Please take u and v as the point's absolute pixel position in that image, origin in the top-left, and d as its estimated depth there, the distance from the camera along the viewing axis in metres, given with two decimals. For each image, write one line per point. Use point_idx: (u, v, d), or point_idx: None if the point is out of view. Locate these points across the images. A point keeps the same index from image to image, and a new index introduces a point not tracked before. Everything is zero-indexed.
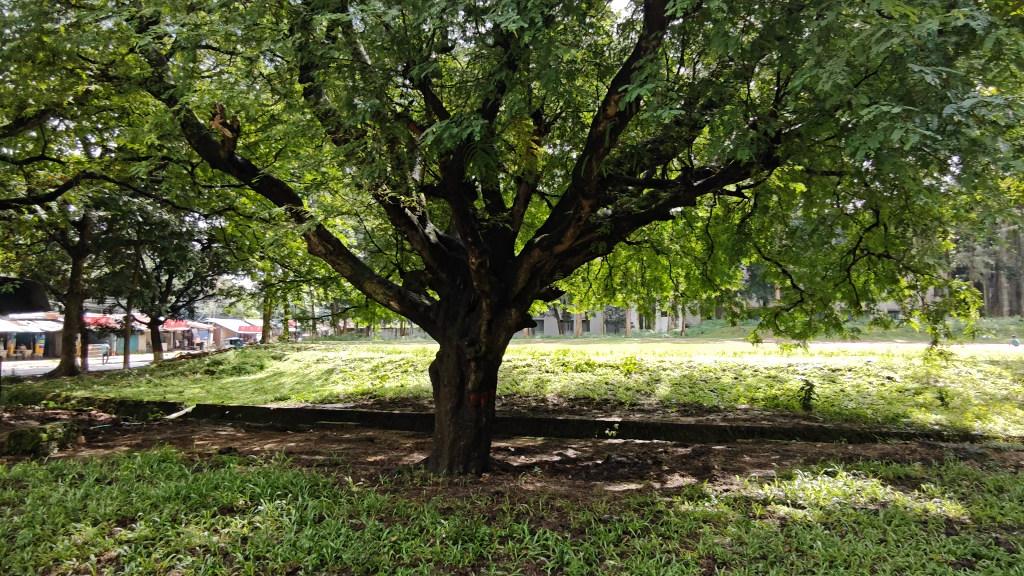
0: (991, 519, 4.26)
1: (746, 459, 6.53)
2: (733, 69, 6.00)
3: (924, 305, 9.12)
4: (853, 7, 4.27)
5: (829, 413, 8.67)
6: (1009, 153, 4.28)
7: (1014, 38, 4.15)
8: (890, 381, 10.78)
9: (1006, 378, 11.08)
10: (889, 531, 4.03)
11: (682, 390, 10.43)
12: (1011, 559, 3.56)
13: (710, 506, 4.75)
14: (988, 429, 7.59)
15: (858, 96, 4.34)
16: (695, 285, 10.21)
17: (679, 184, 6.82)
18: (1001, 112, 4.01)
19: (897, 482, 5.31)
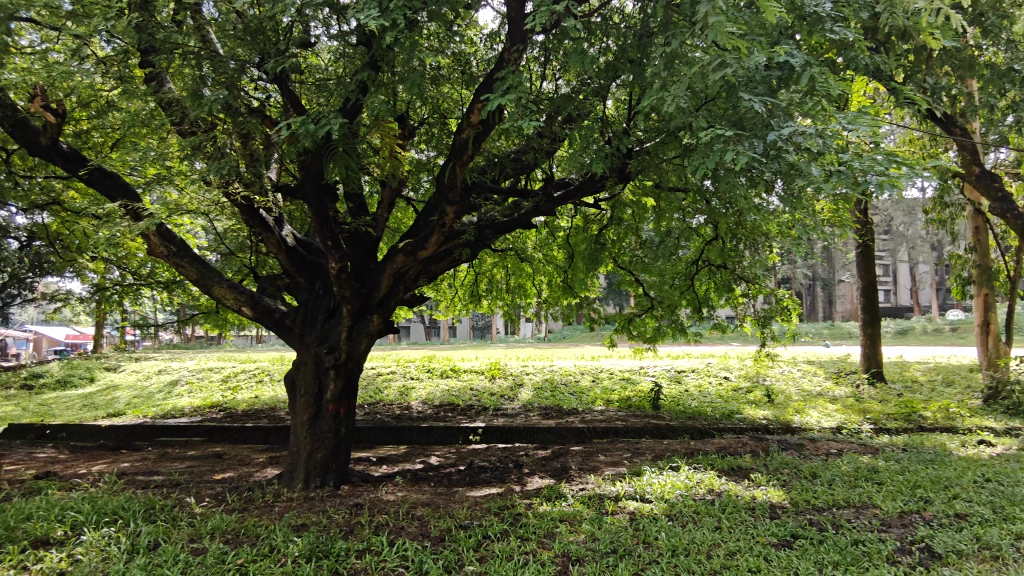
0: (807, 502, 4.78)
1: (601, 458, 6.86)
2: (591, 86, 6.33)
3: (755, 312, 10.09)
4: (694, 38, 4.67)
5: (675, 412, 9.34)
6: (821, 178, 4.87)
7: (823, 76, 4.75)
8: (727, 381, 11.83)
9: (820, 376, 12.58)
10: (723, 519, 4.39)
11: (544, 394, 10.74)
12: (821, 537, 4.02)
13: (566, 506, 4.92)
14: (805, 422, 8.57)
15: (698, 120, 4.74)
16: (556, 292, 10.58)
17: (540, 194, 7.05)
18: (813, 141, 4.57)
19: (731, 473, 5.83)
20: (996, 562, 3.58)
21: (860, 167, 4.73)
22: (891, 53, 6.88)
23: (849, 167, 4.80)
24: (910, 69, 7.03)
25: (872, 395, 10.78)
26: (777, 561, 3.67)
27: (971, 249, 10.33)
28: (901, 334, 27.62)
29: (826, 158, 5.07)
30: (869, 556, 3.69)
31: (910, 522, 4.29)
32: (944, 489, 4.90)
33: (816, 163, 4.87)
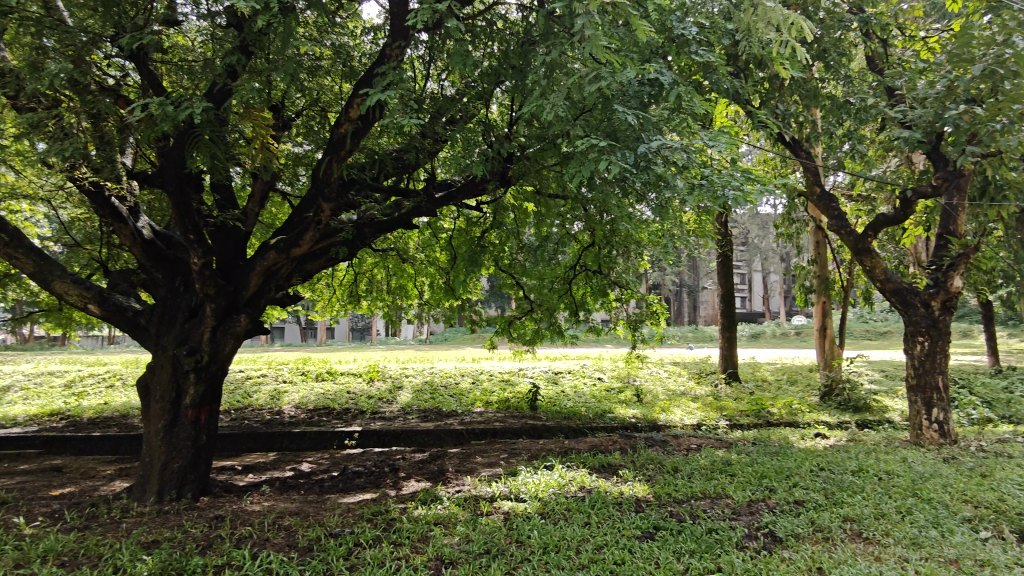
0: (668, 495, 5.08)
1: (478, 459, 6.89)
2: (474, 89, 6.36)
3: (627, 316, 10.58)
4: (573, 50, 4.83)
5: (551, 412, 9.60)
6: (685, 191, 5.21)
7: (688, 96, 5.09)
8: (600, 381, 12.34)
9: (684, 376, 13.45)
10: (592, 514, 4.56)
11: (423, 396, 10.64)
12: (680, 527, 4.27)
13: (441, 509, 4.88)
14: (669, 420, 9.12)
15: (575, 130, 4.92)
16: (438, 293, 10.52)
17: (422, 195, 6.97)
18: (679, 155, 4.88)
19: (600, 470, 6.07)
20: (826, 542, 3.99)
21: (720, 182, 5.13)
22: (750, 80, 7.50)
23: (710, 182, 5.19)
24: (765, 96, 7.69)
25: (728, 394, 11.66)
26: (639, 553, 3.86)
27: (813, 262, 11.50)
28: (754, 337, 30.16)
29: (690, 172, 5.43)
30: (722, 543, 3.98)
31: (757, 509, 4.67)
32: (786, 478, 5.40)
33: (682, 177, 5.22)
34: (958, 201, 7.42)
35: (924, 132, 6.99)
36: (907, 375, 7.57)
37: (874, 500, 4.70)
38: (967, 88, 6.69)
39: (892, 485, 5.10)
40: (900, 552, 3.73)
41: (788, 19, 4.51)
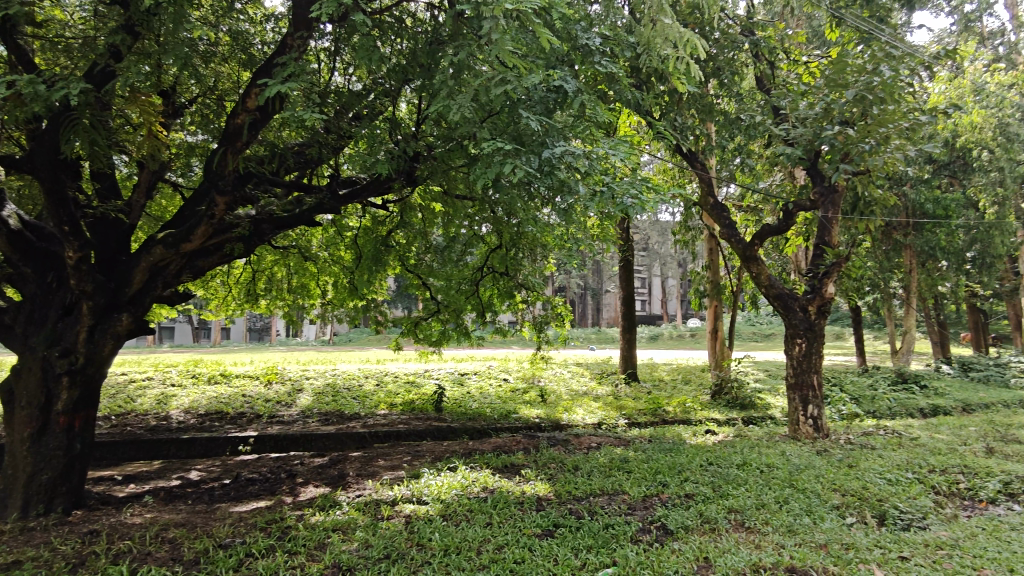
0: (568, 493, 5.20)
1: (380, 462, 6.76)
2: (380, 86, 6.25)
3: (533, 317, 10.73)
4: (481, 53, 4.86)
5: (456, 414, 9.57)
6: (587, 197, 5.37)
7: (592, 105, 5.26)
8: (506, 382, 12.43)
9: (587, 376, 13.82)
10: (494, 514, 4.59)
11: (324, 399, 10.31)
12: (578, 524, 4.38)
13: (340, 514, 4.75)
14: (572, 419, 9.34)
15: (482, 132, 4.96)
16: (342, 293, 10.23)
17: (325, 191, 6.78)
18: (581, 161, 5.02)
19: (504, 470, 6.13)
20: (713, 533, 4.23)
21: (619, 189, 5.33)
22: (651, 92, 7.82)
23: (610, 189, 5.38)
24: (664, 108, 8.04)
25: (628, 393, 12.07)
26: (539, 551, 3.92)
27: (706, 267, 12.15)
28: (653, 339, 31.46)
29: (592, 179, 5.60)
30: (617, 537, 4.11)
31: (651, 504, 4.88)
32: (678, 473, 5.67)
33: (584, 183, 5.38)
34: (833, 215, 8.08)
35: (805, 149, 7.57)
36: (787, 375, 8.13)
37: (756, 492, 5.02)
38: (841, 111, 7.30)
39: (772, 477, 5.48)
40: (777, 539, 4.01)
41: (684, 36, 4.87)
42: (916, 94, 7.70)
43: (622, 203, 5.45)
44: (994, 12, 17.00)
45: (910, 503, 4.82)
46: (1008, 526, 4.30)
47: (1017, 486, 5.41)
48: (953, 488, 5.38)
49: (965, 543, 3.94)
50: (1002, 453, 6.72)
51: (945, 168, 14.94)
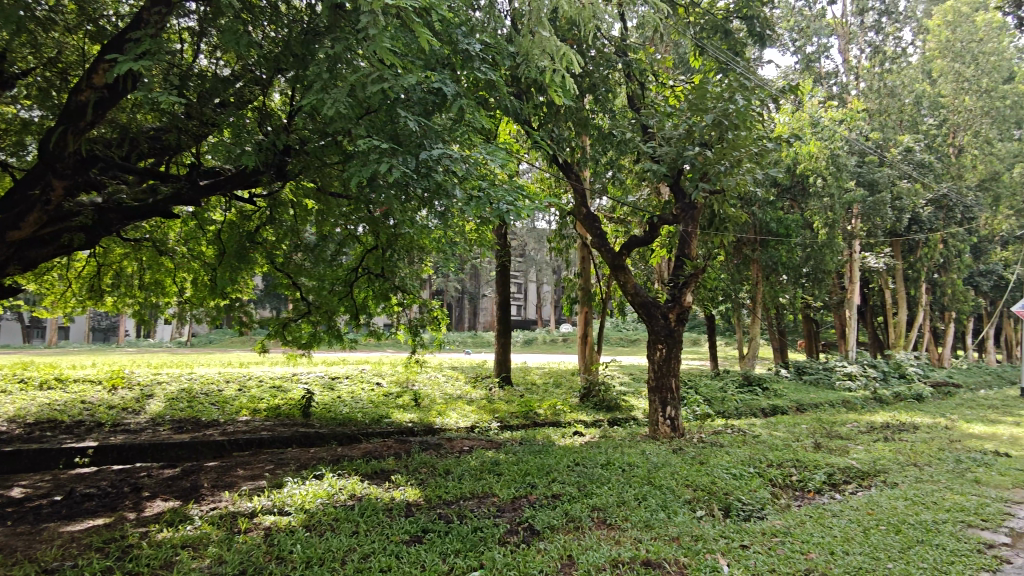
0: (438, 497, 5.17)
1: (239, 472, 6.36)
2: (250, 74, 5.91)
3: (408, 320, 10.57)
4: (359, 48, 4.74)
5: (325, 419, 9.21)
6: (464, 201, 5.41)
7: (471, 110, 5.29)
8: (378, 386, 12.18)
9: (461, 380, 13.87)
10: (361, 523, 4.46)
11: (178, 405, 9.53)
12: (447, 529, 4.36)
13: (190, 530, 4.40)
14: (445, 423, 9.32)
15: (357, 129, 4.86)
16: (202, 292, 9.53)
17: (184, 180, 6.34)
18: (459, 165, 5.04)
19: (373, 476, 5.99)
20: (576, 531, 4.38)
21: (495, 195, 5.40)
22: (530, 102, 8.00)
23: (486, 194, 5.44)
24: (542, 119, 8.26)
25: (501, 396, 12.24)
26: (406, 558, 3.86)
27: (578, 274, 12.60)
28: (527, 343, 32.19)
29: (469, 183, 5.64)
30: (485, 540, 4.15)
31: (518, 505, 4.97)
32: (546, 474, 5.83)
33: (460, 187, 5.43)
34: (692, 229, 8.68)
35: (669, 167, 8.08)
36: (649, 378, 8.60)
37: (617, 490, 5.27)
38: (701, 134, 7.88)
39: (632, 475, 5.77)
40: (635, 534, 4.23)
41: (561, 50, 5.05)
42: (765, 123, 8.49)
43: (498, 209, 5.56)
44: (830, 55, 19.11)
45: (751, 495, 5.28)
46: (830, 513, 4.83)
47: (838, 476, 6.11)
48: (786, 480, 5.97)
49: (796, 530, 4.38)
50: (827, 448, 7.57)
51: (788, 192, 16.59)
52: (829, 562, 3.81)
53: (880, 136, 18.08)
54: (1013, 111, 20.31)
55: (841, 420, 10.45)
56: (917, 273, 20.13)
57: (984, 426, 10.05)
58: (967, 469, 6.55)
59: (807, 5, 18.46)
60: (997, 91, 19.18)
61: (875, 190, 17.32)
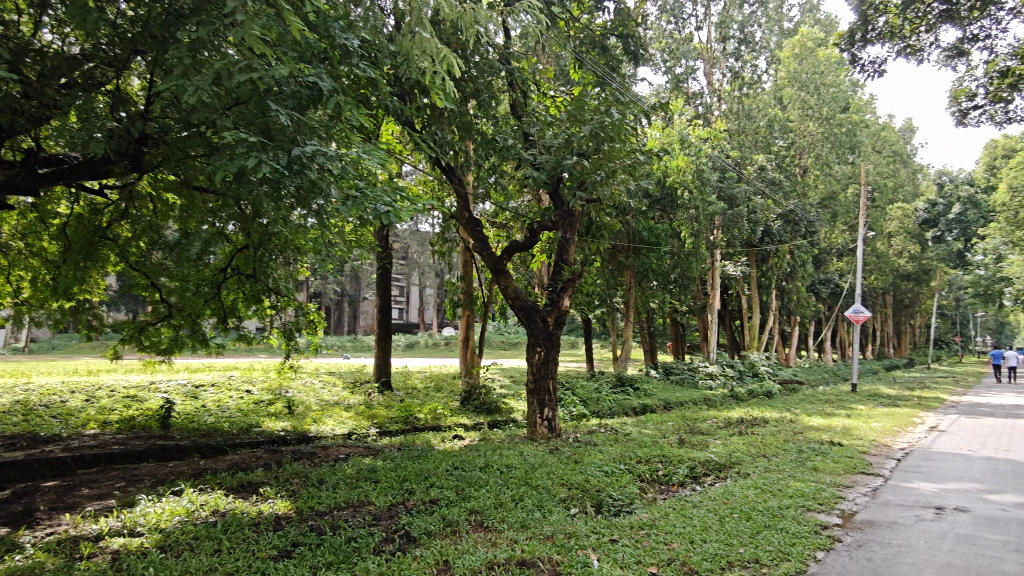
0: (310, 509, 4.97)
1: (84, 492, 5.75)
2: (101, 53, 5.38)
3: (281, 324, 10.08)
4: (227, 34, 4.48)
5: (187, 430, 8.55)
6: (339, 200, 5.26)
7: (348, 107, 5.15)
8: (248, 394, 11.49)
9: (338, 385, 13.42)
10: (223, 540, 4.18)
11: (11, 419, 8.46)
12: (319, 541, 4.19)
13: (21, 559, 3.91)
14: (320, 430, 8.97)
15: (223, 120, 4.59)
16: (42, 292, 8.54)
17: (19, 166, 5.67)
18: (334, 163, 4.89)
19: (240, 489, 5.64)
20: (454, 535, 4.38)
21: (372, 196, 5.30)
22: (413, 104, 7.93)
23: (363, 194, 5.32)
24: (425, 121, 8.19)
25: (379, 401, 11.99)
26: None
27: (461, 278, 12.63)
28: (409, 346, 31.81)
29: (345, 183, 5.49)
30: (359, 550, 4.03)
31: (395, 512, 4.88)
32: (425, 479, 5.76)
33: (335, 186, 5.28)
34: (570, 236, 8.98)
35: (549, 174, 8.31)
36: (528, 381, 8.76)
37: (495, 492, 5.33)
38: (579, 144, 8.17)
39: (510, 476, 5.85)
40: (511, 535, 4.29)
41: (441, 53, 5.06)
42: (637, 137, 8.96)
43: (374, 210, 5.48)
44: (696, 76, 20.52)
45: (620, 491, 5.54)
46: (691, 504, 5.16)
47: (699, 469, 6.56)
48: (653, 475, 6.32)
49: (660, 522, 4.64)
50: (689, 443, 8.10)
51: (658, 203, 17.12)
52: (688, 551, 4.07)
53: (738, 155, 19.66)
54: (847, 138, 22.86)
55: (702, 417, 11.24)
56: (769, 280, 22.10)
57: (822, 419, 11.22)
58: (807, 458, 7.26)
59: (676, 28, 19.91)
60: (835, 119, 21.51)
61: (734, 204, 18.80)
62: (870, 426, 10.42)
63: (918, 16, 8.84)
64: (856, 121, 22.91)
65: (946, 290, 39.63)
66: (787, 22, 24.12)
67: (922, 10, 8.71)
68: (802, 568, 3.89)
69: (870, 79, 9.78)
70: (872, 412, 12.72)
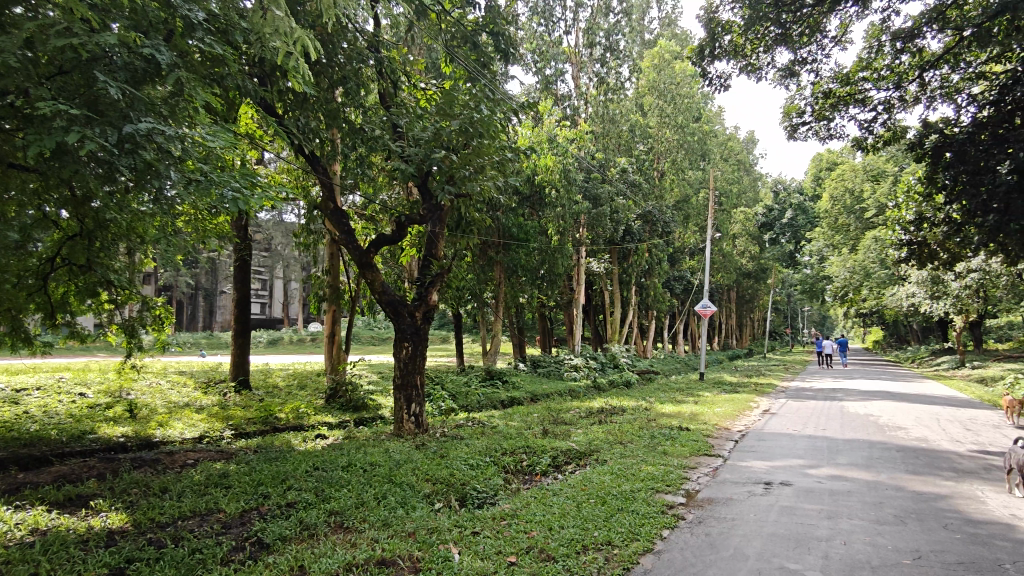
0: (150, 521, 4.55)
1: None
2: None
3: (121, 320, 9.14)
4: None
5: (4, 440, 7.52)
6: (181, 184, 4.86)
7: (191, 84, 4.77)
8: (81, 397, 10.31)
9: (189, 385, 12.43)
10: (42, 562, 3.72)
11: None
12: (158, 555, 3.85)
13: None
14: (166, 435, 8.25)
15: (37, 89, 4.06)
16: None
17: None
18: (173, 144, 4.52)
19: (66, 504, 5.05)
20: (311, 539, 4.20)
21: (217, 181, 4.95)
22: (272, 86, 7.51)
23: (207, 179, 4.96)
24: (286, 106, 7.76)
25: (236, 402, 11.24)
26: None
27: (326, 272, 12.15)
28: (271, 343, 30.18)
29: (189, 166, 5.08)
30: (205, 562, 3.76)
31: (248, 519, 4.60)
32: (281, 482, 5.48)
33: (176, 169, 4.87)
34: (438, 229, 8.94)
35: (417, 167, 8.20)
36: (395, 377, 8.60)
37: (357, 491, 5.19)
38: (447, 138, 8.15)
39: (373, 475, 5.71)
40: (371, 534, 4.19)
41: (296, 33, 4.82)
42: (506, 134, 9.09)
43: (221, 197, 5.11)
44: (564, 79, 21.15)
45: (485, 483, 5.60)
46: (551, 492, 5.33)
47: (560, 458, 6.80)
48: (516, 466, 6.46)
49: (521, 511, 4.76)
50: (552, 433, 8.36)
51: (527, 201, 17.42)
52: (547, 538, 4.20)
53: (603, 157, 20.56)
54: (699, 146, 24.67)
55: (566, 408, 11.67)
56: (629, 277, 23.36)
57: (673, 406, 12.07)
58: (658, 443, 7.77)
59: (546, 31, 20.42)
60: (688, 127, 23.14)
61: (598, 204, 19.64)
62: (714, 411, 11.36)
63: (757, 36, 9.68)
64: (706, 130, 24.79)
65: (779, 287, 44.09)
66: (648, 33, 25.55)
67: (760, 32, 9.57)
68: (650, 546, 4.15)
69: (717, 92, 10.61)
70: (716, 398, 13.88)
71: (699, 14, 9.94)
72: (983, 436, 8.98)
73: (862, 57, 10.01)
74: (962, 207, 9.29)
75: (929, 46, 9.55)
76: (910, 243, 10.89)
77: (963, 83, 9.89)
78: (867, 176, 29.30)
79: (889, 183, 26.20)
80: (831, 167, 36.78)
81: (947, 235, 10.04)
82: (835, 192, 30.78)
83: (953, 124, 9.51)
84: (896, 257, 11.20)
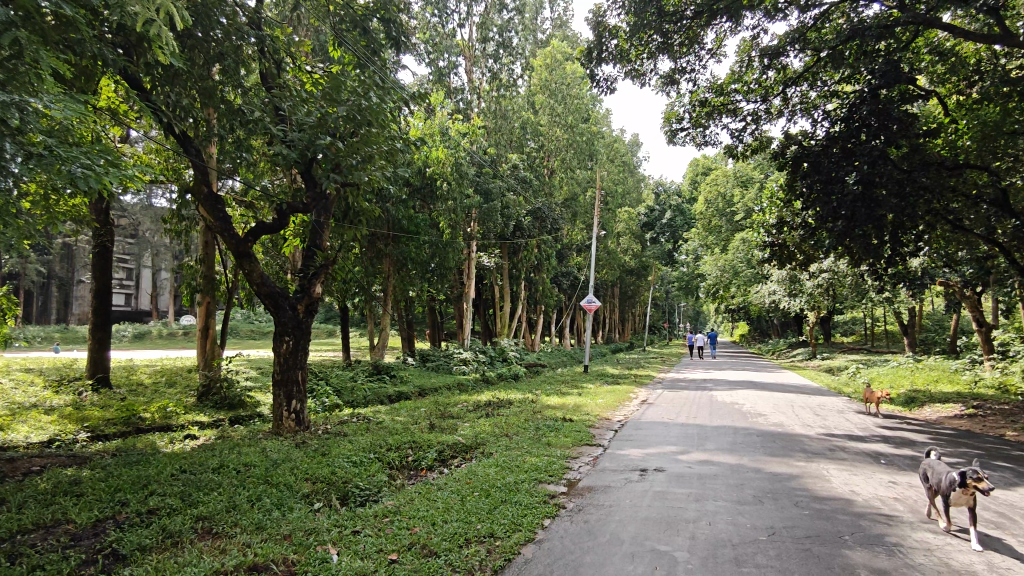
0: None
1: None
2: None
3: None
4: None
5: None
6: (19, 158, 4.37)
7: (35, 47, 4.28)
8: None
9: (37, 383, 11.18)
10: None
11: None
12: None
13: None
14: (8, 440, 7.37)
15: None
16: None
17: None
18: (9, 113, 4.03)
19: None
20: (174, 548, 3.92)
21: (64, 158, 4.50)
22: (138, 58, 6.90)
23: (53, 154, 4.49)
24: (154, 80, 7.17)
25: (93, 401, 10.28)
26: None
27: (199, 261, 11.37)
28: (138, 337, 27.85)
29: (30, 139, 4.56)
30: None
31: (102, 530, 4.21)
32: (142, 488, 5.06)
33: (15, 142, 4.36)
34: (323, 219, 8.61)
35: (300, 153, 7.84)
36: (274, 372, 8.19)
37: (228, 494, 4.90)
38: (333, 125, 7.84)
39: (247, 476, 5.42)
40: (242, 539, 3.97)
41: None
42: (396, 124, 8.90)
43: (69, 174, 4.64)
44: (457, 72, 21.08)
45: (368, 480, 5.48)
46: (435, 487, 5.30)
47: (447, 452, 6.80)
48: (402, 462, 6.38)
49: (404, 508, 4.69)
50: (439, 428, 8.33)
51: (418, 193, 17.22)
52: (430, 533, 4.17)
53: (495, 152, 20.70)
54: (587, 146, 25.51)
55: (453, 402, 11.67)
56: (519, 272, 23.75)
57: (558, 398, 12.41)
58: (543, 435, 7.96)
59: (440, 22, 20.25)
60: (578, 128, 23.87)
61: (489, 199, 19.73)
62: (596, 402, 11.81)
63: (641, 43, 10.13)
64: (595, 131, 25.68)
65: (658, 284, 46.58)
66: (541, 33, 26.05)
67: (644, 39, 10.02)
68: (531, 536, 4.23)
69: (603, 94, 10.98)
70: (599, 390, 14.44)
71: (587, 17, 10.24)
72: (830, 421, 9.95)
73: (734, 70, 10.73)
74: (816, 213, 10.22)
75: (791, 64, 10.42)
76: (772, 245, 11.85)
77: (819, 100, 10.87)
78: (737, 182, 31.60)
79: (756, 189, 28.40)
80: (706, 172, 39.34)
81: (803, 238, 11.02)
82: (710, 196, 32.95)
83: (810, 137, 10.44)
84: (760, 258, 12.16)
